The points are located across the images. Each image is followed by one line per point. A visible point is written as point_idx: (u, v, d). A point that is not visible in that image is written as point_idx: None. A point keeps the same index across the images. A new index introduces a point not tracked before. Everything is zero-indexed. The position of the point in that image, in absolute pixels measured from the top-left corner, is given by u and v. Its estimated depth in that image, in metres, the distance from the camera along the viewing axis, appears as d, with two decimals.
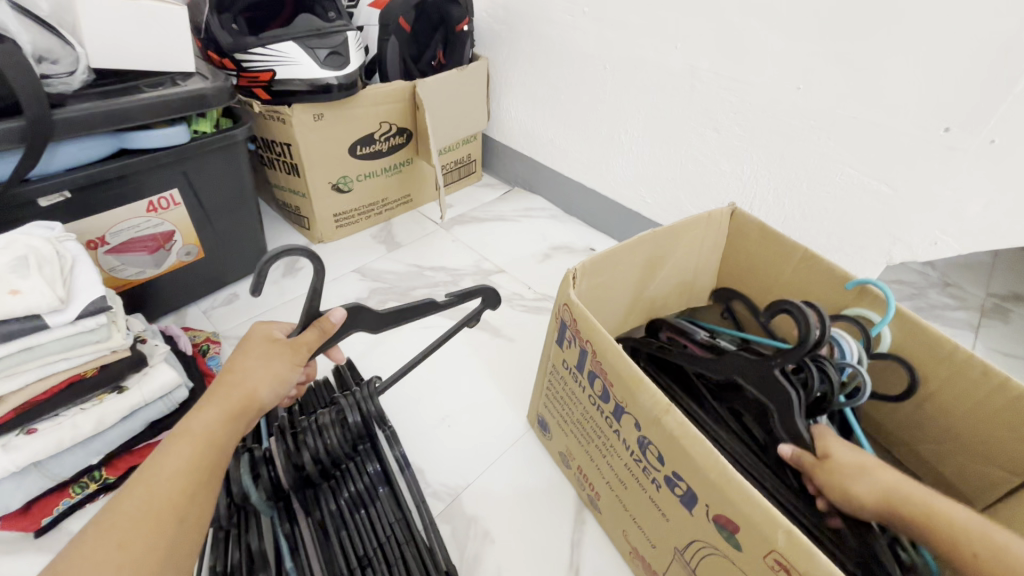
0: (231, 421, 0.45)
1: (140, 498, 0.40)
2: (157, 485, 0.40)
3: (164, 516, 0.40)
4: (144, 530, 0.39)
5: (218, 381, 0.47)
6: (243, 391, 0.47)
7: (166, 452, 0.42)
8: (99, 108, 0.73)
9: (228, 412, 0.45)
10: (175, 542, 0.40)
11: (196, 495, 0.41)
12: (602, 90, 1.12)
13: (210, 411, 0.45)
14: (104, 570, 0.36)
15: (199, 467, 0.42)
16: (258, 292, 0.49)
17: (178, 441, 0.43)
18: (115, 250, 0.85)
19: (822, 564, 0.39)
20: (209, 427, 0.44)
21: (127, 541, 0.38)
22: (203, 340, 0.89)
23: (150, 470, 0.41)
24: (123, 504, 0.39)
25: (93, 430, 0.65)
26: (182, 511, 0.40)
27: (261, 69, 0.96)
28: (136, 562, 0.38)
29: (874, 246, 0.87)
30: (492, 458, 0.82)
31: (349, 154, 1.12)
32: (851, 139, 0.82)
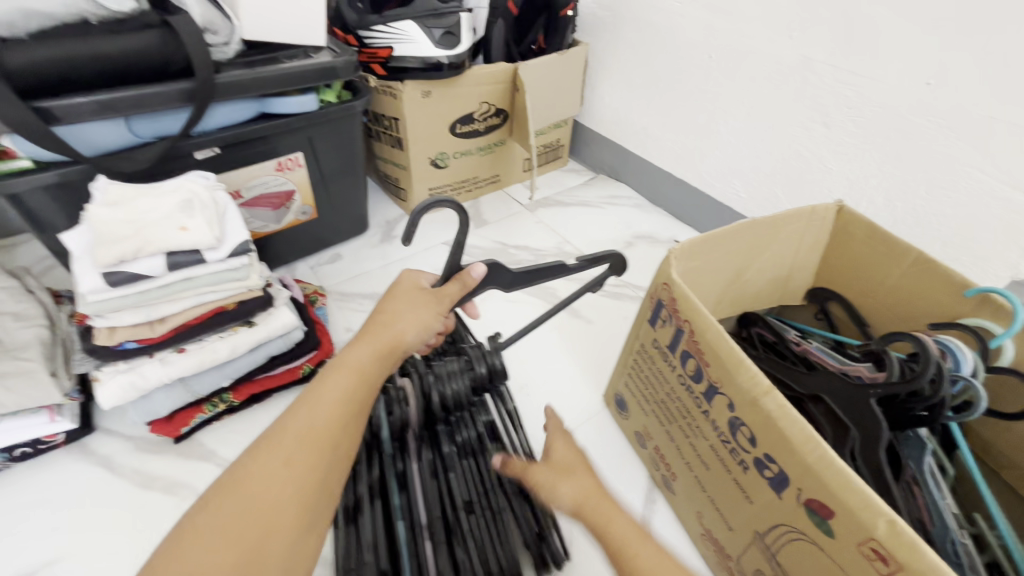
0: (381, 357, 0.51)
1: (303, 419, 0.44)
2: (318, 410, 0.45)
3: (322, 439, 0.44)
4: (306, 448, 0.43)
5: (370, 322, 0.53)
6: (395, 331, 0.53)
7: (326, 381, 0.47)
8: (249, 74, 0.82)
9: (379, 349, 0.51)
10: (331, 466, 0.44)
11: (347, 424, 0.46)
12: (703, 79, 1.10)
13: (365, 346, 0.50)
14: (275, 479, 0.41)
15: (350, 398, 0.47)
16: (409, 243, 0.55)
17: (335, 370, 0.48)
18: (247, 204, 0.95)
19: (927, 558, 0.39)
20: (361, 361, 0.49)
21: (292, 457, 0.42)
22: (312, 291, 0.98)
23: (313, 396, 0.46)
24: (288, 422, 0.44)
25: (228, 355, 0.74)
26: (336, 438, 0.45)
27: (380, 46, 1.04)
28: (298, 478, 0.42)
29: (999, 257, 0.81)
30: (567, 429, 0.85)
31: (449, 132, 1.18)
32: (983, 140, 0.77)
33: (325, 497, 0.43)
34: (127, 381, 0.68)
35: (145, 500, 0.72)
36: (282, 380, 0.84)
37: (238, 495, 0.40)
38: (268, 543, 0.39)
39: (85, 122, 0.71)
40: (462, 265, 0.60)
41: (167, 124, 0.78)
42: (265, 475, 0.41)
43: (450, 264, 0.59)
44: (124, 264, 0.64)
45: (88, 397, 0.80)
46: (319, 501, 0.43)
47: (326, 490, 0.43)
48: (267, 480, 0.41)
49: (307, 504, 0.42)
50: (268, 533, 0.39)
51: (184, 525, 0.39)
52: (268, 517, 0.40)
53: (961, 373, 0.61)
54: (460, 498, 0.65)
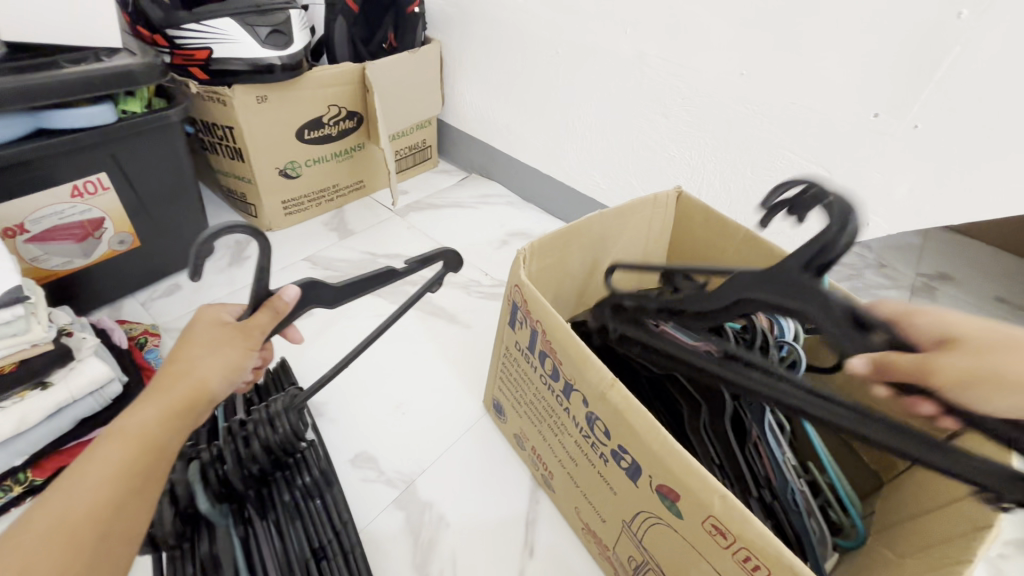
0: (173, 418, 0.42)
1: (54, 513, 0.36)
2: (77, 496, 0.36)
3: (83, 532, 0.36)
4: (55, 547, 0.35)
5: (162, 373, 0.44)
6: (193, 380, 0.44)
7: (95, 453, 0.38)
8: (10, 84, 0.68)
9: (169, 409, 0.42)
10: (94, 562, 0.36)
11: (126, 506, 0.38)
12: (554, 75, 1.11)
13: (152, 406, 0.42)
14: None
15: (127, 476, 0.38)
16: (198, 273, 0.48)
17: (110, 441, 0.39)
18: (38, 238, 0.79)
19: (756, 527, 0.42)
20: (147, 425, 0.40)
21: (32, 565, 0.34)
22: (141, 332, 0.84)
23: (73, 479, 0.37)
24: (34, 519, 0.35)
25: (14, 428, 0.60)
26: (103, 525, 0.37)
27: (196, 47, 0.91)
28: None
29: (813, 227, 0.91)
30: (448, 442, 0.82)
31: (296, 138, 1.08)
32: (790, 124, 0.85)
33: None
34: None
35: None
36: None
37: None
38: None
39: None
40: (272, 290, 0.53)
41: None
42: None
43: (254, 290, 0.51)
44: None
45: None
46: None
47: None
48: None
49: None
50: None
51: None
52: None
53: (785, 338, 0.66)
54: (309, 547, 0.62)
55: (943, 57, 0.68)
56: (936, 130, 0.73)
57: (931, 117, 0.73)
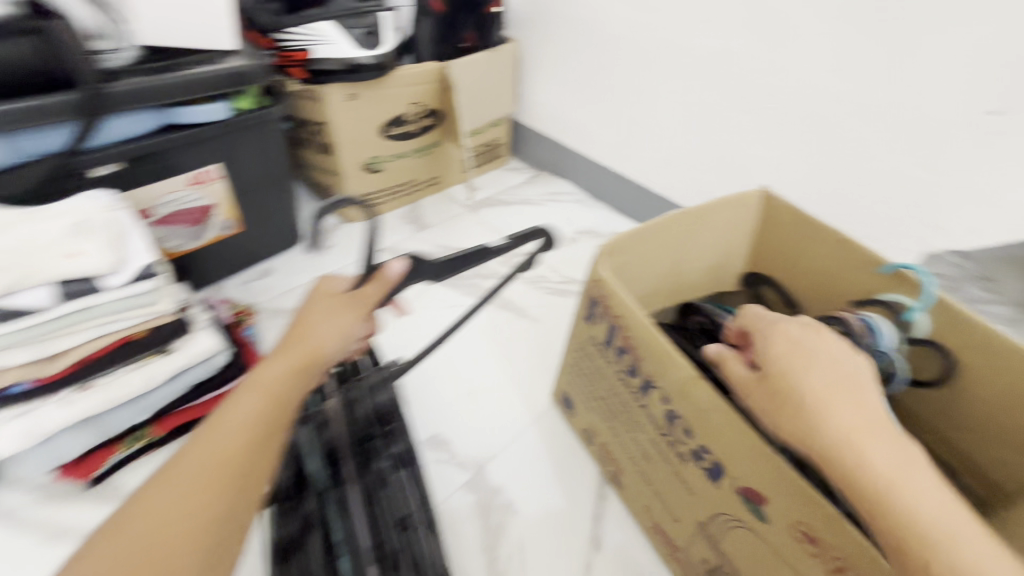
0: (298, 374, 0.45)
1: (206, 449, 0.38)
2: (225, 435, 0.39)
3: (228, 464, 0.38)
4: (208, 478, 0.37)
5: (287, 337, 0.48)
6: (310, 344, 0.47)
7: (237, 400, 0.42)
8: (148, 83, 0.76)
9: (294, 365, 0.45)
10: (238, 492, 0.38)
11: (262, 445, 0.40)
12: (633, 72, 1.11)
13: (280, 363, 0.45)
14: (170, 518, 0.35)
15: (264, 421, 0.41)
16: None
17: (248, 391, 0.43)
18: (161, 221, 0.88)
19: (852, 535, 0.40)
20: (277, 377, 0.44)
21: (189, 489, 0.36)
22: (241, 310, 0.92)
23: (220, 419, 0.40)
24: (189, 453, 0.38)
25: (143, 386, 0.68)
26: (246, 461, 0.39)
27: (296, 48, 0.98)
28: (196, 510, 0.36)
29: (910, 233, 0.86)
30: (517, 432, 0.84)
31: (381, 135, 1.14)
32: (889, 122, 0.81)
33: (234, 523, 0.37)
34: (23, 429, 0.60)
35: (55, 555, 0.65)
36: (210, 409, 0.78)
37: (125, 537, 0.34)
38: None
39: None
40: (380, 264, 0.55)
41: (56, 138, 0.71)
42: (158, 509, 0.35)
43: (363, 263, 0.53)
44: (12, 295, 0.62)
45: None
46: (223, 538, 0.36)
47: (235, 522, 0.37)
48: (161, 520, 0.35)
49: (207, 539, 0.35)
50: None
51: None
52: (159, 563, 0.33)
53: (884, 348, 0.63)
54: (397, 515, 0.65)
55: None
56: None
57: None
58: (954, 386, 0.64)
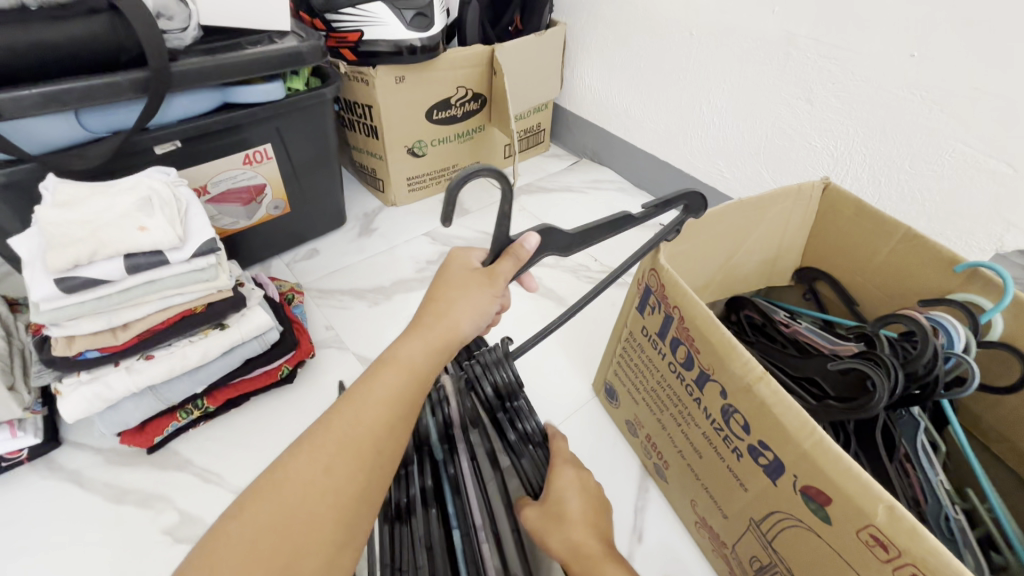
0: (434, 355, 0.44)
1: (347, 425, 0.39)
2: (365, 412, 0.40)
3: (365, 448, 0.39)
4: (346, 454, 0.38)
5: (423, 312, 0.45)
6: (447, 324, 0.45)
7: (377, 376, 0.42)
8: (209, 62, 0.77)
9: (432, 345, 0.44)
10: (372, 477, 0.39)
11: (394, 431, 0.41)
12: (685, 58, 1.07)
13: (418, 341, 0.44)
14: (313, 489, 0.37)
15: (401, 400, 0.42)
16: (449, 223, 0.44)
17: (384, 367, 0.42)
18: (215, 200, 0.91)
19: (927, 541, 0.38)
20: (415, 357, 0.43)
21: (331, 467, 0.38)
22: (289, 289, 0.94)
23: (360, 394, 0.41)
24: (331, 425, 0.39)
25: (199, 360, 0.71)
26: (379, 445, 0.40)
27: (349, 30, 0.99)
28: (337, 488, 0.37)
29: (983, 230, 0.81)
30: (558, 420, 0.83)
31: (426, 118, 1.14)
32: (965, 112, 0.76)
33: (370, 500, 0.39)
34: (91, 392, 0.65)
35: (119, 515, 0.69)
36: (261, 382, 0.80)
37: (273, 499, 0.36)
38: (301, 562, 0.35)
39: (29, 117, 0.66)
40: (512, 236, 0.48)
41: (123, 117, 0.74)
42: (303, 479, 0.37)
43: (496, 235, 0.47)
44: (80, 268, 0.60)
45: (53, 410, 0.76)
46: (357, 517, 0.38)
47: (367, 503, 0.39)
48: (305, 489, 0.37)
49: (344, 518, 0.37)
50: (301, 550, 0.35)
51: (217, 527, 0.36)
52: (305, 529, 0.36)
53: (954, 350, 0.60)
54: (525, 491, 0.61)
55: None
56: None
57: None
58: None
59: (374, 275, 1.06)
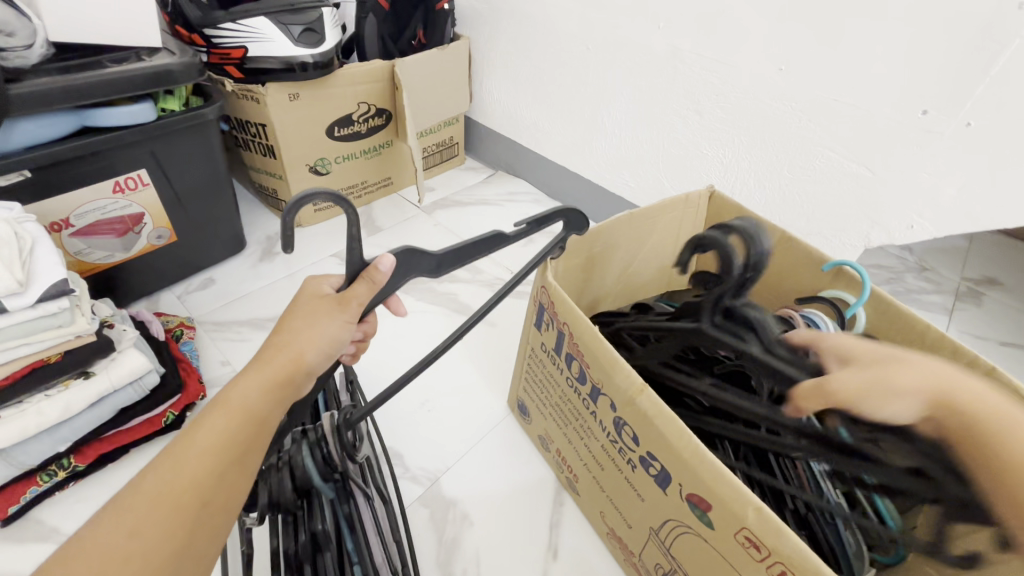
0: (273, 392, 0.40)
1: (164, 477, 0.34)
2: (186, 462, 0.35)
3: (185, 500, 0.34)
4: (160, 511, 0.33)
5: (264, 345, 0.42)
6: (290, 354, 0.42)
7: (202, 421, 0.37)
8: (56, 84, 0.70)
9: (271, 381, 0.40)
10: (195, 532, 0.34)
11: (224, 479, 0.36)
12: (585, 71, 1.10)
13: (253, 378, 0.40)
14: (112, 557, 0.31)
15: (231, 445, 0.37)
16: (290, 250, 0.42)
17: (212, 411, 0.38)
18: (81, 232, 0.82)
19: (792, 541, 0.40)
20: (250, 397, 0.39)
21: (139, 528, 0.32)
22: (177, 325, 0.88)
23: (181, 443, 0.36)
24: (143, 480, 0.34)
25: (59, 417, 0.63)
26: (205, 495, 0.35)
27: (233, 45, 0.93)
28: (146, 551, 0.32)
29: (852, 229, 0.88)
30: (473, 441, 0.82)
31: (327, 135, 1.09)
32: (828, 121, 0.82)
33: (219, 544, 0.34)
34: None
35: None
36: (141, 432, 0.73)
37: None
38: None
39: None
40: (368, 259, 0.47)
41: None
42: (103, 547, 0.31)
43: (348, 259, 0.45)
44: None
45: None
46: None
47: (190, 563, 0.34)
48: (105, 556, 0.31)
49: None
50: None
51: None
52: None
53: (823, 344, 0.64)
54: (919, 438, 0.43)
55: (1001, 51, 0.65)
56: (988, 129, 0.70)
57: (986, 115, 0.69)
58: None
59: (276, 303, 1.00)
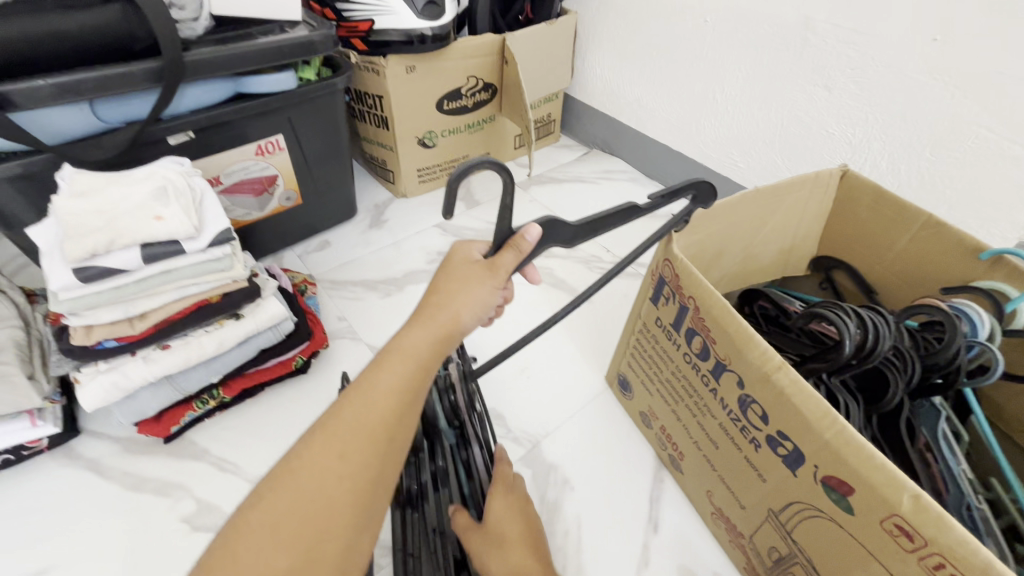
0: (437, 344, 0.43)
1: (359, 410, 0.39)
2: (375, 400, 0.39)
3: (377, 433, 0.38)
4: (361, 439, 0.38)
5: (425, 303, 0.45)
6: (450, 312, 0.44)
7: (383, 365, 0.41)
8: (222, 51, 0.76)
9: (437, 335, 0.44)
10: (387, 462, 0.38)
11: (405, 418, 0.40)
12: (700, 45, 1.05)
13: (421, 330, 0.43)
14: (329, 475, 0.36)
15: (408, 387, 0.41)
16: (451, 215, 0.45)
17: (389, 358, 0.42)
18: (228, 190, 0.91)
19: (953, 531, 0.38)
20: (420, 346, 0.42)
21: (346, 452, 0.37)
22: (301, 280, 0.94)
23: (368, 383, 0.40)
24: (343, 412, 0.39)
25: (215, 350, 0.71)
26: (393, 429, 0.39)
27: (360, 19, 0.98)
28: (355, 471, 0.37)
29: (1007, 219, 0.79)
30: (572, 410, 0.83)
31: (436, 108, 1.13)
32: (989, 97, 0.74)
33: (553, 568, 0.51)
34: (110, 382, 0.66)
35: (139, 503, 0.70)
36: (276, 372, 0.80)
37: (294, 490, 0.36)
38: (323, 545, 0.35)
39: (45, 107, 0.66)
40: (514, 228, 0.48)
41: (137, 107, 0.74)
42: (321, 466, 0.36)
43: (497, 228, 0.47)
44: (96, 258, 0.61)
45: (71, 400, 0.77)
46: (375, 500, 0.38)
47: (383, 488, 0.38)
48: (323, 473, 0.36)
49: (360, 503, 0.37)
50: (324, 532, 0.35)
51: (245, 511, 0.36)
52: (326, 512, 0.35)
53: (978, 339, 0.59)
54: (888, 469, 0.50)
55: None
56: None
57: None
58: None
59: (386, 267, 1.05)
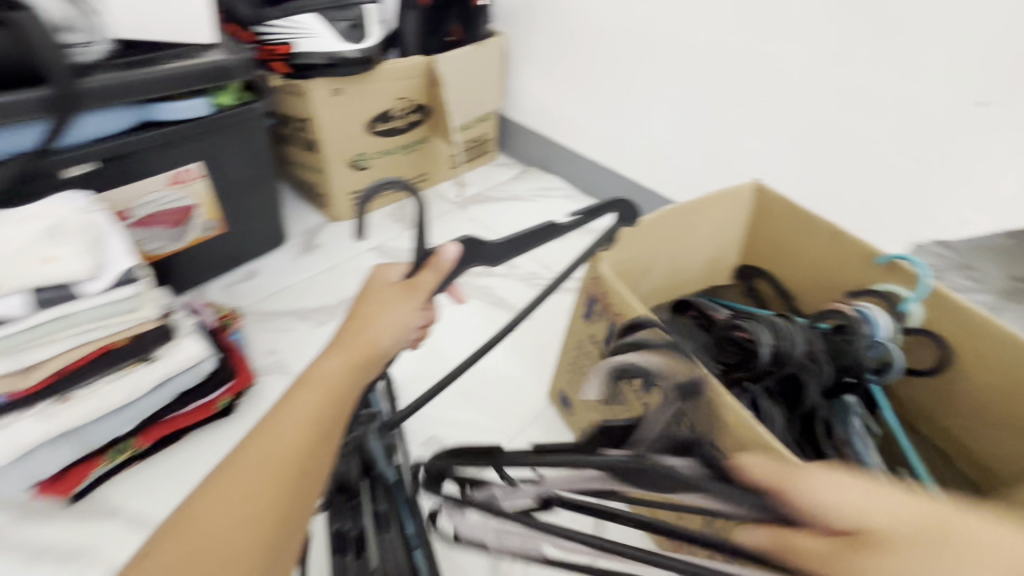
0: (354, 370, 0.41)
1: (264, 446, 0.36)
2: (282, 434, 0.37)
3: (284, 470, 0.36)
4: (265, 477, 0.35)
5: (342, 329, 0.44)
6: (368, 336, 0.43)
7: (293, 397, 0.39)
8: (122, 79, 0.73)
9: (353, 360, 0.42)
10: (296, 499, 0.36)
11: (318, 453, 0.37)
12: (623, 66, 1.10)
13: (336, 358, 0.41)
14: (226, 520, 0.33)
15: (320, 417, 0.38)
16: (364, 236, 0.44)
17: (301, 388, 0.40)
18: (139, 223, 0.85)
19: None
20: (334, 375, 0.40)
21: (248, 492, 0.34)
22: (226, 315, 0.89)
23: (276, 416, 0.38)
24: (247, 450, 0.36)
25: (124, 399, 0.65)
26: (303, 465, 0.36)
27: (280, 43, 0.96)
28: (258, 513, 0.34)
29: (901, 224, 0.86)
30: (515, 432, 0.83)
31: (367, 130, 1.11)
32: (877, 114, 0.81)
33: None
34: None
35: None
36: (196, 417, 0.75)
37: (186, 541, 0.33)
38: None
39: None
40: (431, 248, 0.49)
41: (26, 137, 0.68)
42: (218, 511, 0.33)
43: (414, 247, 0.47)
44: None
45: None
46: (282, 541, 0.34)
47: (291, 529, 0.35)
48: (221, 518, 0.33)
49: (265, 551, 0.33)
50: None
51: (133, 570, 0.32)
52: (222, 560, 0.32)
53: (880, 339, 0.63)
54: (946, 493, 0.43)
55: None
56: None
57: None
58: (948, 374, 0.65)
59: (319, 296, 1.01)
